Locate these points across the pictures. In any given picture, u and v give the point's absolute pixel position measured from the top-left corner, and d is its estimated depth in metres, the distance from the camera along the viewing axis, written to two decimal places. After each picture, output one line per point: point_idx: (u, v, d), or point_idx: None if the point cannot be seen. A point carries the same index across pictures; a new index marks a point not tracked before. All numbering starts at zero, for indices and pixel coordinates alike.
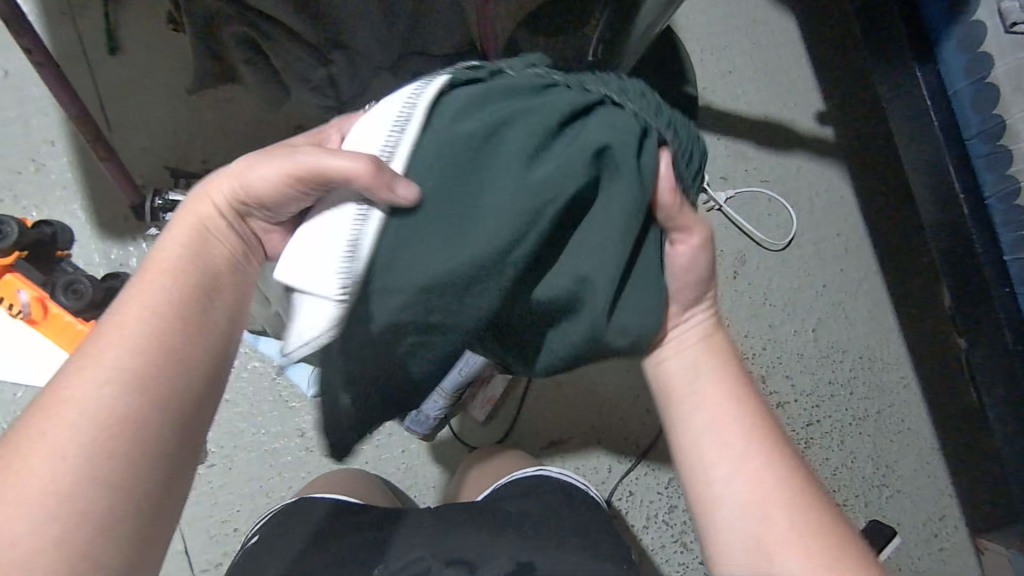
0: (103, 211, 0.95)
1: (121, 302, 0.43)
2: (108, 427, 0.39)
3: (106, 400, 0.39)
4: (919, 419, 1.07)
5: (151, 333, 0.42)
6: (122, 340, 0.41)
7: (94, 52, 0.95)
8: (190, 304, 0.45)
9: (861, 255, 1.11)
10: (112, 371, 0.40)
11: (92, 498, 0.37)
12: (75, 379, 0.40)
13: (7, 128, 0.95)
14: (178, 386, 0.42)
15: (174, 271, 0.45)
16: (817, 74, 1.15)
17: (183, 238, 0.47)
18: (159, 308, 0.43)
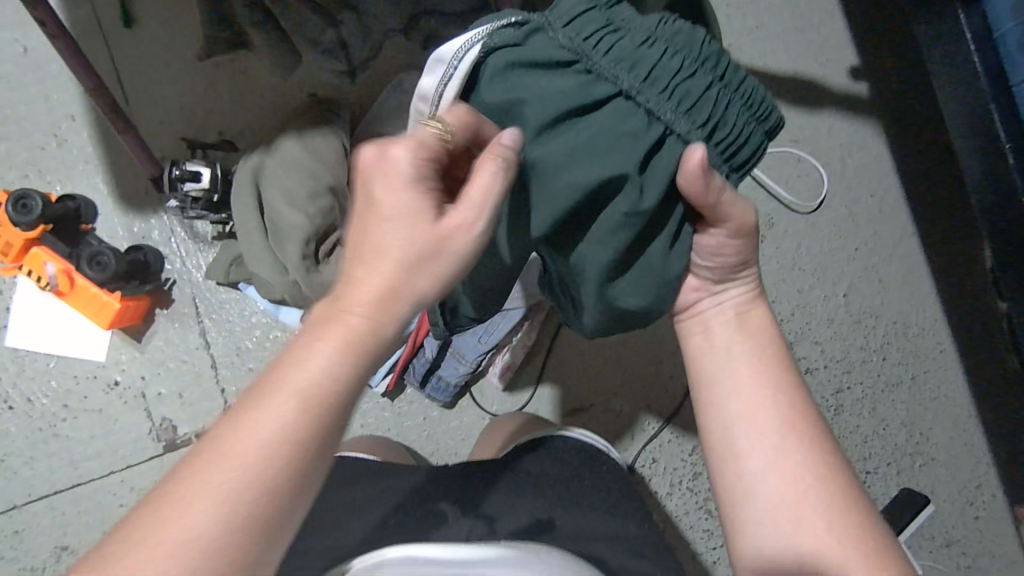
0: (124, 184, 0.96)
1: (260, 410, 0.40)
2: (255, 505, 0.39)
3: (213, 531, 0.38)
4: (956, 386, 1.04)
5: (277, 467, 0.39)
6: (249, 464, 0.39)
7: (108, 25, 0.95)
8: (322, 440, 0.41)
9: (896, 217, 1.06)
10: (230, 503, 0.38)
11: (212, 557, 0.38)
12: (201, 493, 0.38)
13: (29, 105, 0.96)
14: (285, 520, 0.40)
15: (311, 393, 0.41)
16: (852, 25, 1.08)
17: (334, 349, 0.42)
18: (320, 401, 0.41)
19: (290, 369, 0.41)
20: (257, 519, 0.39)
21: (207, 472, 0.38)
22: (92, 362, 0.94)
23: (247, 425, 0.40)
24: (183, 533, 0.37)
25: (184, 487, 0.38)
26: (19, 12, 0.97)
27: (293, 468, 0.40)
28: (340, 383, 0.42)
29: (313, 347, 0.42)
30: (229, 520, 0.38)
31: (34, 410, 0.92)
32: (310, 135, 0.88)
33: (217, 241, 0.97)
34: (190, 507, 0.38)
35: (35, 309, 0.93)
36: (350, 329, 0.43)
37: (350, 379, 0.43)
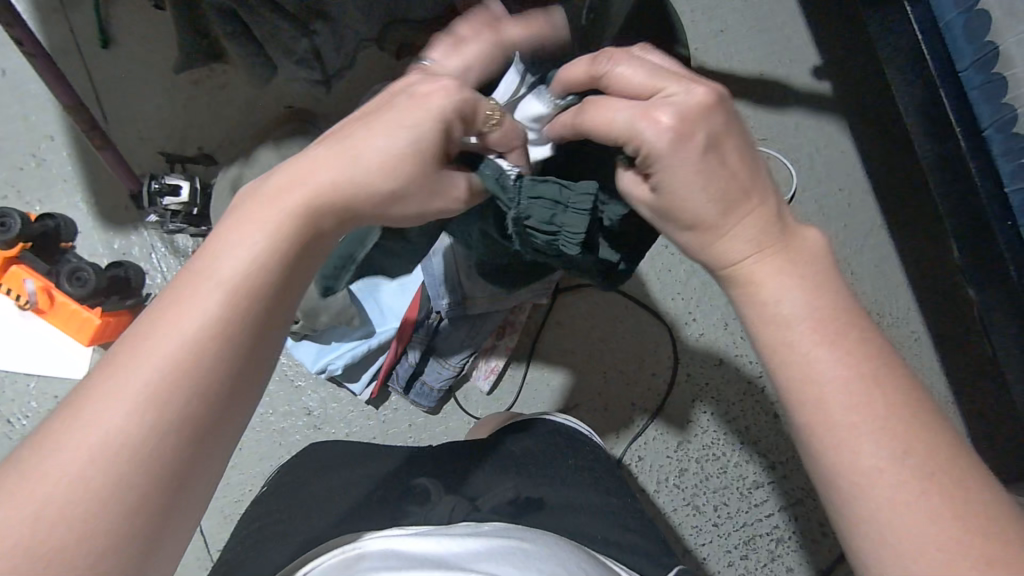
0: (104, 202, 0.97)
1: (183, 300, 0.37)
2: (205, 329, 0.36)
3: (125, 437, 0.33)
4: (933, 373, 1.05)
5: (199, 372, 0.36)
6: (168, 358, 0.35)
7: (86, 46, 0.96)
8: (253, 337, 0.38)
9: (865, 210, 1.09)
10: (145, 402, 0.34)
11: (171, 390, 0.35)
12: (113, 380, 0.34)
13: (8, 126, 0.97)
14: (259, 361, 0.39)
15: (240, 282, 0.38)
16: (812, 25, 1.12)
17: (271, 235, 0.40)
18: (280, 216, 0.41)
19: (216, 249, 0.39)
20: (182, 430, 0.35)
21: (119, 360, 0.35)
22: (73, 380, 0.93)
23: (218, 247, 0.39)
24: (161, 353, 0.35)
25: (90, 382, 0.35)
26: None
27: (217, 372, 0.36)
28: (278, 267, 0.40)
29: (239, 231, 0.39)
30: (148, 419, 0.34)
31: (14, 432, 0.91)
32: (288, 146, 0.89)
33: (198, 254, 0.97)
34: (96, 406, 0.34)
35: (15, 329, 0.93)
36: (296, 216, 0.41)
37: (285, 269, 0.40)
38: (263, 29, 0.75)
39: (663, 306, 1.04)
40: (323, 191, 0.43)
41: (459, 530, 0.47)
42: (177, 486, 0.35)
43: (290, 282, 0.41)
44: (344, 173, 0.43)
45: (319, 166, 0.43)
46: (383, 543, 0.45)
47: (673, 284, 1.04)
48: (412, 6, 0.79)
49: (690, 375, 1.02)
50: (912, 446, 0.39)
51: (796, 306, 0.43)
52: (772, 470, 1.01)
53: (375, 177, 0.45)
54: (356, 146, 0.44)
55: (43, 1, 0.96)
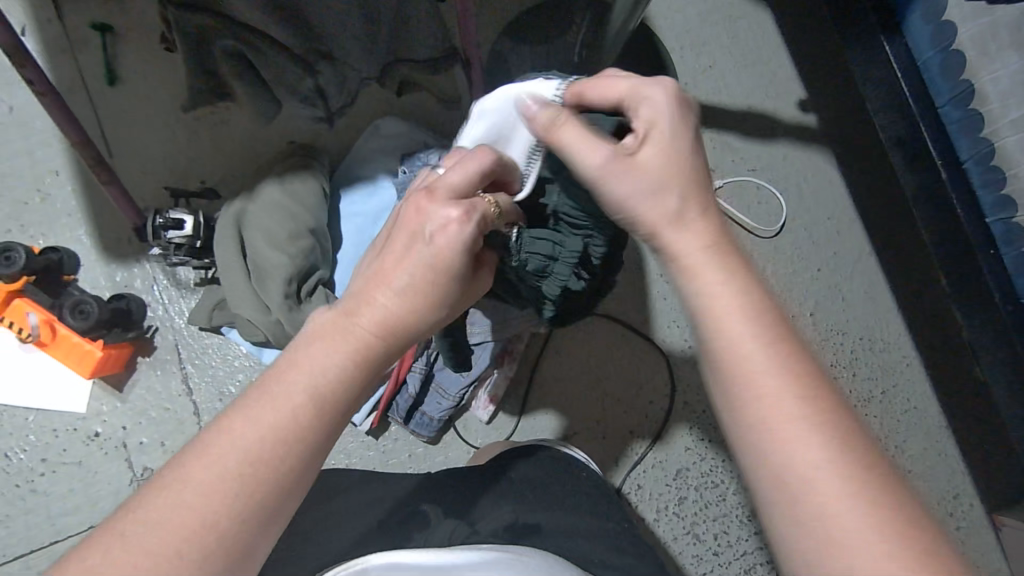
0: (107, 235, 0.98)
1: (253, 418, 0.41)
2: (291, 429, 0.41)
3: (171, 550, 0.37)
4: (926, 398, 1.07)
5: (254, 490, 0.39)
6: (228, 480, 0.39)
7: (93, 84, 0.99)
8: (308, 458, 0.42)
9: (854, 237, 1.12)
10: (197, 521, 0.38)
11: (257, 479, 0.39)
12: (181, 490, 0.38)
13: (14, 161, 0.99)
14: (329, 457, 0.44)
15: (304, 404, 0.42)
16: (797, 61, 1.16)
17: (337, 361, 0.44)
18: (358, 331, 0.45)
19: (286, 371, 0.43)
20: (226, 548, 0.38)
21: (187, 467, 0.39)
22: (72, 413, 0.93)
23: (308, 352, 0.44)
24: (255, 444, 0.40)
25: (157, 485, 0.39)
26: (5, 72, 1.01)
27: (270, 494, 0.40)
28: (351, 381, 0.44)
29: (327, 344, 0.44)
30: (197, 536, 0.37)
31: (10, 466, 0.91)
32: (290, 180, 0.91)
33: (200, 286, 0.98)
34: (186, 487, 0.38)
35: (15, 362, 0.93)
36: (356, 346, 0.45)
37: (340, 396, 0.43)
38: (268, 69, 0.77)
39: (659, 334, 1.05)
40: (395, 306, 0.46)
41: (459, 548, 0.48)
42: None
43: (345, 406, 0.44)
44: (394, 295, 0.46)
45: (377, 288, 0.47)
46: (386, 558, 0.46)
47: (669, 311, 1.06)
48: (413, 47, 0.82)
49: (687, 403, 1.03)
50: (855, 473, 0.40)
51: (742, 305, 0.46)
52: None
53: (409, 301, 0.46)
54: (402, 267, 0.47)
55: (52, 40, 0.98)
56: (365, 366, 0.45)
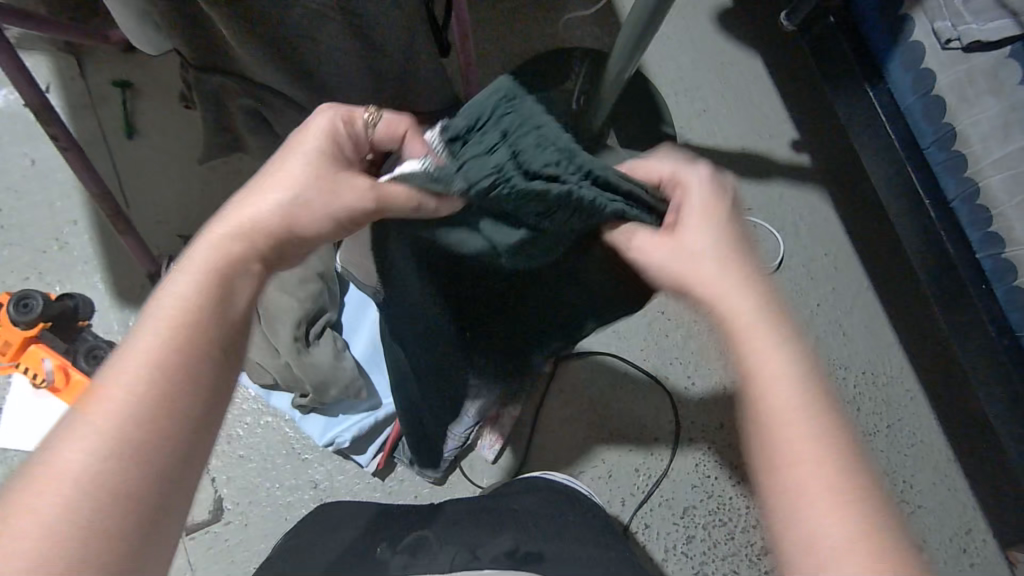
0: (121, 281, 1.01)
1: (127, 351, 0.40)
2: (148, 361, 0.40)
3: (89, 477, 0.36)
4: (932, 432, 1.07)
5: (153, 398, 0.39)
6: (116, 403, 0.38)
7: (113, 138, 1.03)
8: (203, 357, 0.42)
9: (852, 272, 1.13)
10: (100, 442, 0.37)
11: (127, 421, 0.38)
12: (69, 437, 0.37)
13: (34, 212, 1.03)
14: (218, 378, 0.43)
15: (173, 315, 0.42)
16: (788, 105, 1.20)
17: (200, 277, 0.44)
18: (211, 259, 0.45)
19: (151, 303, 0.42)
20: (144, 452, 0.38)
21: (55, 439, 0.37)
22: None
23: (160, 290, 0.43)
24: (111, 389, 0.39)
25: (40, 453, 0.37)
26: (29, 128, 1.06)
27: (168, 393, 0.39)
28: (212, 300, 0.43)
29: (174, 277, 0.44)
30: (109, 451, 0.37)
31: None
32: None
33: None
34: (57, 456, 0.37)
35: (28, 407, 0.95)
36: (225, 260, 0.45)
37: (215, 300, 0.44)
38: (281, 123, 0.81)
39: (662, 372, 1.06)
40: (245, 231, 0.47)
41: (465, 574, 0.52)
42: (162, 502, 0.38)
43: (230, 307, 0.44)
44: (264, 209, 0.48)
45: (238, 211, 0.48)
46: None
47: (672, 349, 1.07)
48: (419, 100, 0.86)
49: (692, 440, 1.03)
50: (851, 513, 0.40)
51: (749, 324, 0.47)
52: None
53: (284, 209, 0.48)
54: (269, 189, 0.49)
55: (74, 97, 1.03)
56: (240, 272, 0.46)
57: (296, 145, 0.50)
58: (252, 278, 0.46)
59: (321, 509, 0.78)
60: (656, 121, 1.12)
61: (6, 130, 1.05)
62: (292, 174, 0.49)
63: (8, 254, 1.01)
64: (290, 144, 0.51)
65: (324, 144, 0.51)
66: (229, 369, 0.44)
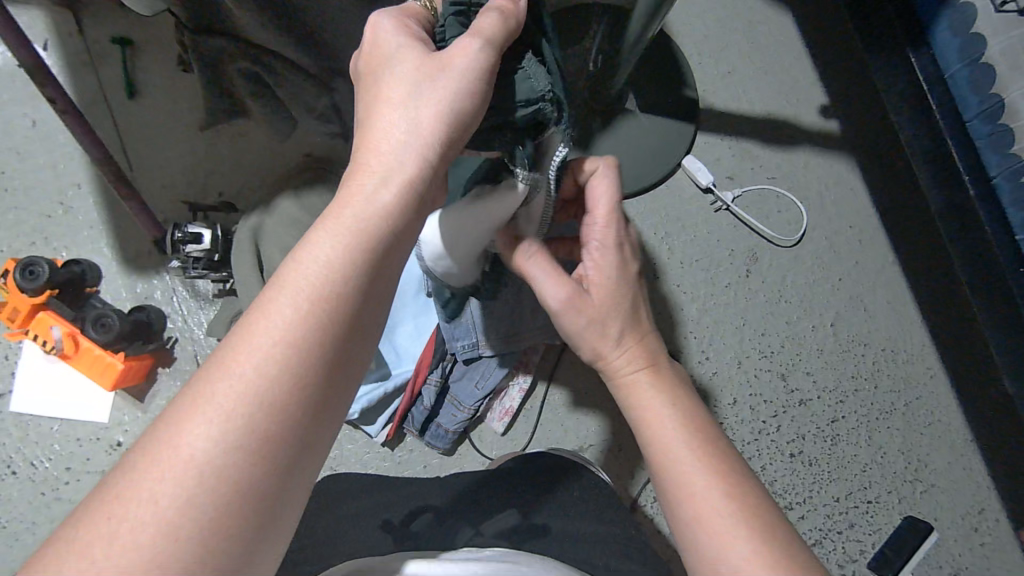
0: (127, 248, 1.00)
1: (260, 327, 0.37)
2: (287, 336, 0.37)
3: (214, 463, 0.33)
4: (949, 411, 1.05)
5: (285, 382, 0.36)
6: (247, 382, 0.35)
7: (114, 98, 1.00)
8: (335, 345, 0.39)
9: (877, 246, 1.09)
10: (225, 424, 0.34)
11: (264, 401, 0.35)
12: (202, 406, 0.34)
13: (37, 174, 1.01)
14: (345, 360, 0.39)
15: (311, 291, 0.38)
16: (819, 67, 1.14)
17: (341, 244, 0.40)
18: (348, 223, 0.41)
19: (280, 273, 0.39)
20: (271, 438, 0.35)
21: (189, 405, 0.35)
22: (95, 423, 0.95)
23: (297, 253, 0.40)
24: (249, 361, 0.36)
25: (171, 415, 0.35)
26: (29, 87, 1.02)
27: (302, 381, 0.37)
28: (351, 272, 0.40)
29: (310, 241, 0.40)
30: (232, 438, 0.34)
31: (36, 475, 0.92)
32: (306, 195, 0.92)
33: (218, 298, 1.00)
34: (190, 424, 0.34)
35: (40, 372, 0.95)
36: (361, 227, 0.41)
37: (356, 278, 0.40)
38: (285, 88, 0.77)
39: (676, 346, 1.03)
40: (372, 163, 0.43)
41: (464, 555, 0.51)
42: (281, 496, 0.35)
43: (369, 285, 0.41)
44: (388, 149, 0.44)
45: (369, 163, 0.43)
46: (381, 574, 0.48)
47: (688, 322, 1.04)
48: None
49: None
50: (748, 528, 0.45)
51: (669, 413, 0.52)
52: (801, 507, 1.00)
53: (402, 125, 0.44)
54: (383, 112, 0.44)
55: (73, 55, 1.00)
56: (373, 241, 0.41)
57: (382, 65, 0.46)
58: (391, 242, 0.42)
59: (329, 481, 0.78)
60: (677, 83, 1.07)
61: (4, 87, 1.02)
62: (393, 86, 0.45)
63: (12, 217, 0.99)
64: (365, 72, 0.47)
65: (401, 38, 0.47)
66: (357, 357, 0.40)
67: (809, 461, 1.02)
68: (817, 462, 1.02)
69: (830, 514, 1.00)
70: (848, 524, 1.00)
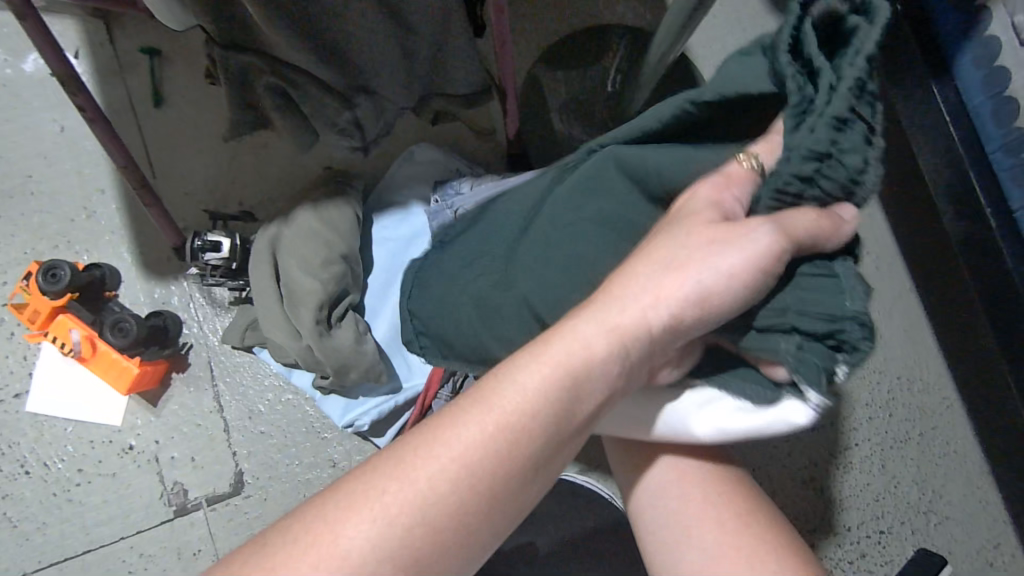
0: (148, 254, 1.01)
1: (446, 444, 0.40)
2: (466, 463, 0.40)
3: (373, 559, 0.38)
4: (966, 442, 1.04)
5: (452, 503, 0.39)
6: (422, 494, 0.39)
7: (141, 107, 1.02)
8: (508, 480, 0.41)
9: (893, 273, 1.08)
10: (388, 521, 0.38)
11: (429, 513, 0.39)
12: (375, 499, 0.39)
13: (62, 179, 1.02)
14: (514, 495, 0.41)
15: (505, 424, 0.41)
16: None
17: (545, 384, 0.42)
18: (555, 366, 0.42)
19: (485, 398, 0.42)
20: (419, 547, 0.38)
21: (370, 492, 0.39)
22: (109, 426, 0.96)
23: (500, 383, 0.42)
24: (428, 474, 0.40)
25: (353, 493, 0.40)
26: (58, 94, 1.05)
27: (469, 507, 0.40)
28: (545, 413, 0.42)
29: (519, 373, 0.42)
30: (397, 538, 0.38)
31: (49, 475, 0.94)
32: (325, 206, 0.91)
33: (234, 306, 1.01)
34: (363, 510, 0.39)
35: (57, 373, 0.96)
36: (569, 368, 0.42)
37: (549, 420, 0.42)
38: (309, 104, 0.78)
39: None
40: (607, 322, 0.43)
41: None
42: None
43: (557, 429, 0.42)
44: (625, 305, 0.43)
45: (612, 314, 0.43)
46: None
47: None
48: (451, 81, 0.82)
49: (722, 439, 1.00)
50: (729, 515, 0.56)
51: None
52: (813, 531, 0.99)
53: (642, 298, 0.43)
54: (649, 265, 0.44)
55: (103, 64, 1.02)
56: (575, 390, 0.42)
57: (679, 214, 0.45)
58: (594, 393, 0.43)
59: None
60: None
61: (34, 94, 1.04)
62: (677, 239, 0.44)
63: (38, 220, 1.01)
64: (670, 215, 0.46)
65: (708, 199, 0.45)
66: (525, 492, 0.42)
67: (822, 488, 1.00)
68: (829, 490, 1.00)
69: (842, 543, 0.99)
70: (860, 554, 0.99)
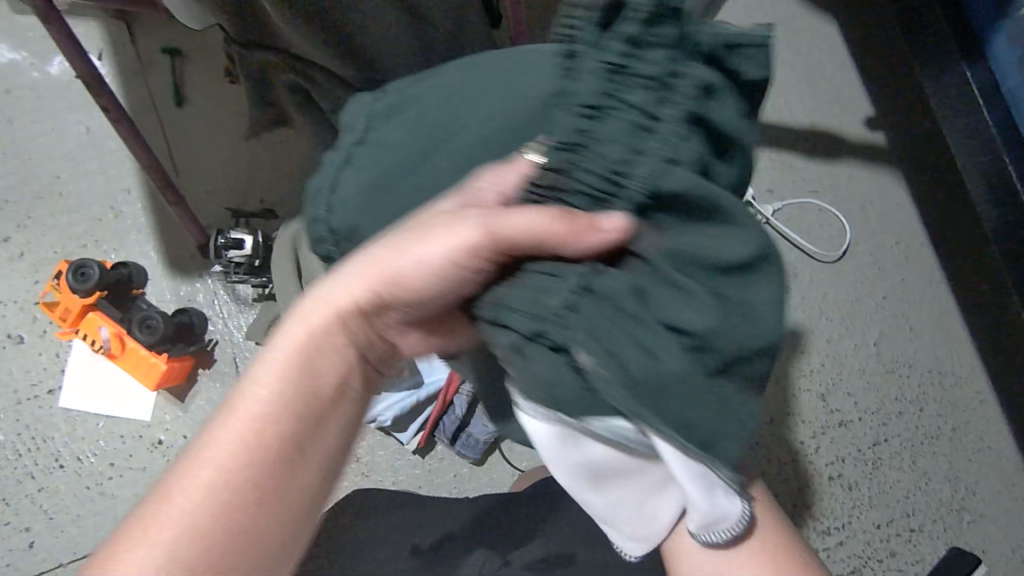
0: (172, 251, 1.03)
1: (234, 436, 0.41)
2: (261, 447, 0.41)
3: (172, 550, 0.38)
4: (1000, 437, 1.01)
5: (253, 489, 0.40)
6: (216, 486, 0.40)
7: (163, 106, 1.03)
8: (301, 464, 0.42)
9: (923, 263, 1.05)
10: (190, 513, 0.39)
11: (231, 500, 0.40)
12: (171, 497, 0.39)
13: (89, 179, 1.04)
14: (302, 474, 0.43)
15: (266, 410, 0.42)
16: (864, 78, 1.11)
17: (280, 373, 0.43)
18: (294, 352, 0.43)
19: (241, 392, 0.42)
20: (225, 540, 0.39)
21: (172, 495, 0.39)
22: (138, 421, 0.98)
23: (246, 377, 0.43)
24: (222, 465, 0.40)
25: (163, 490, 0.40)
26: (85, 95, 1.07)
27: (266, 490, 0.41)
28: (292, 395, 0.43)
29: (259, 365, 0.43)
30: (192, 523, 0.39)
31: (82, 469, 0.96)
32: None
33: (257, 302, 1.02)
34: (167, 505, 0.39)
35: (88, 370, 0.99)
36: (298, 352, 0.44)
37: (298, 402, 0.43)
38: (327, 98, 0.78)
39: None
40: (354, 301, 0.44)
41: None
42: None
43: (307, 418, 0.43)
44: (365, 288, 0.44)
45: (339, 297, 0.44)
46: None
47: None
48: None
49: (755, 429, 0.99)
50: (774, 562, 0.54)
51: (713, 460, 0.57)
52: (843, 529, 0.97)
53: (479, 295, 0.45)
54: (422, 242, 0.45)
55: (127, 64, 1.03)
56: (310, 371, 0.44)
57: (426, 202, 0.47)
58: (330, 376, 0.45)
59: None
60: None
61: (62, 95, 1.06)
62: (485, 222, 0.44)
63: (67, 220, 1.03)
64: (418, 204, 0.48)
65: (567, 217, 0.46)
66: (312, 473, 0.43)
67: (849, 484, 0.98)
68: (857, 488, 0.98)
69: (870, 541, 0.96)
70: (888, 551, 0.96)
